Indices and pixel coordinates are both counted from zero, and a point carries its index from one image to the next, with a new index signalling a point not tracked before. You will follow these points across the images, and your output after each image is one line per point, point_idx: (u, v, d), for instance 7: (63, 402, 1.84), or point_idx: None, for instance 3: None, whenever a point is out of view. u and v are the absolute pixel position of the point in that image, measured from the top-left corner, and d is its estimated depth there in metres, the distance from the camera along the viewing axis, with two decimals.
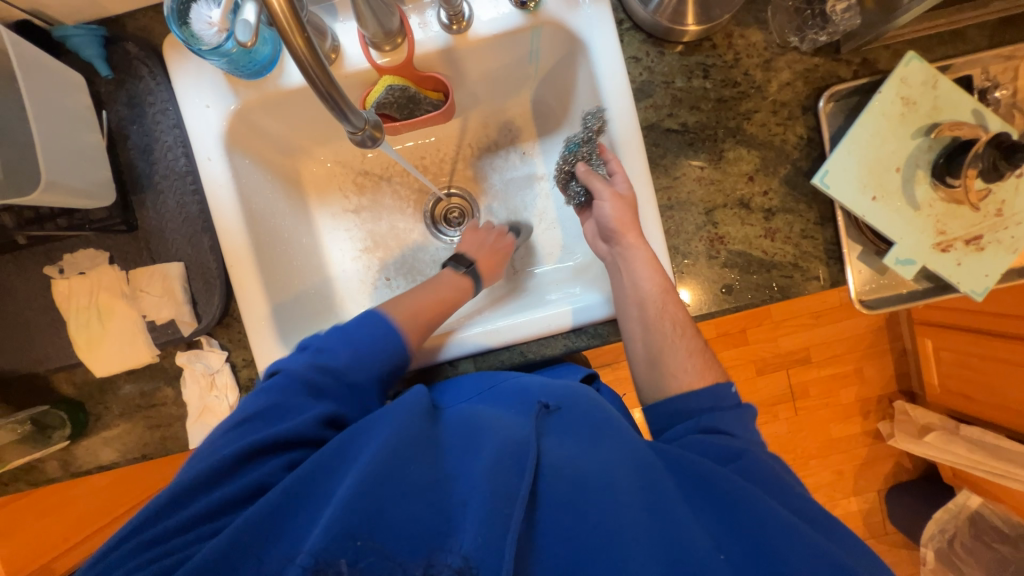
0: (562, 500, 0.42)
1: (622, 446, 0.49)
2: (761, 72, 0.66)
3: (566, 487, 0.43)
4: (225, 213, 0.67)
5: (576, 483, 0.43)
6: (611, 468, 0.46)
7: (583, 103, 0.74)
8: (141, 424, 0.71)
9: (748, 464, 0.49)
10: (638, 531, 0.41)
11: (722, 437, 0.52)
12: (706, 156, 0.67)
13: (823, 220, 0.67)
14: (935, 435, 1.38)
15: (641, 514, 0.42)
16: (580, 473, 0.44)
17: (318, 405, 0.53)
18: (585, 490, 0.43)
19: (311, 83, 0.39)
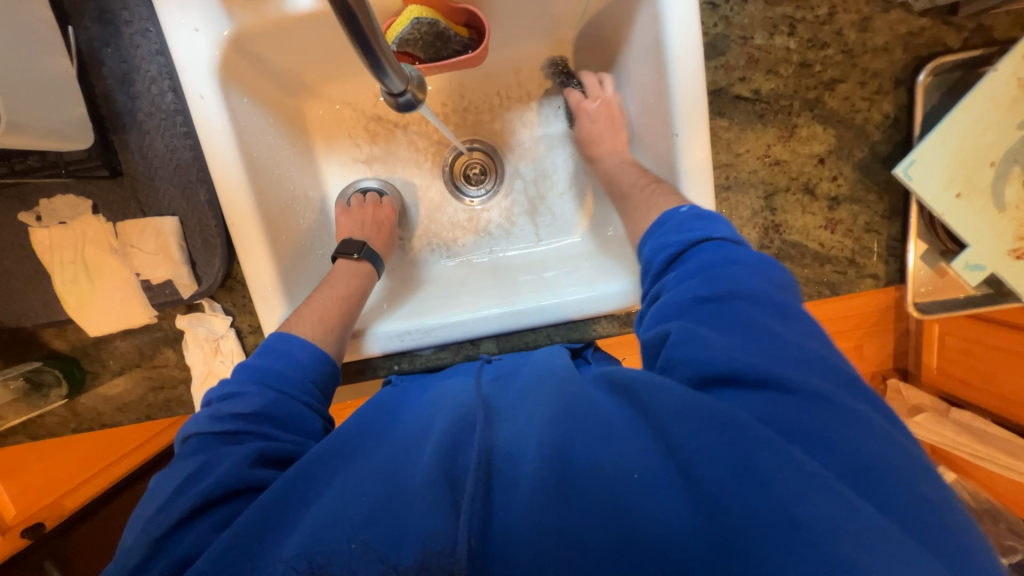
0: (506, 468, 0.39)
1: (557, 391, 0.45)
2: (856, 33, 0.56)
3: (506, 454, 0.40)
4: (223, 162, 0.58)
5: (513, 446, 0.40)
6: (545, 420, 0.41)
7: (638, 54, 0.63)
8: (141, 385, 0.67)
9: (711, 355, 0.42)
10: (591, 478, 0.37)
11: (732, 324, 0.43)
12: (775, 132, 0.59)
13: (891, 214, 0.61)
14: (926, 415, 1.18)
15: (586, 457, 0.38)
16: (516, 436, 0.41)
17: (275, 412, 0.49)
18: (529, 451, 0.39)
19: (348, 35, 0.32)
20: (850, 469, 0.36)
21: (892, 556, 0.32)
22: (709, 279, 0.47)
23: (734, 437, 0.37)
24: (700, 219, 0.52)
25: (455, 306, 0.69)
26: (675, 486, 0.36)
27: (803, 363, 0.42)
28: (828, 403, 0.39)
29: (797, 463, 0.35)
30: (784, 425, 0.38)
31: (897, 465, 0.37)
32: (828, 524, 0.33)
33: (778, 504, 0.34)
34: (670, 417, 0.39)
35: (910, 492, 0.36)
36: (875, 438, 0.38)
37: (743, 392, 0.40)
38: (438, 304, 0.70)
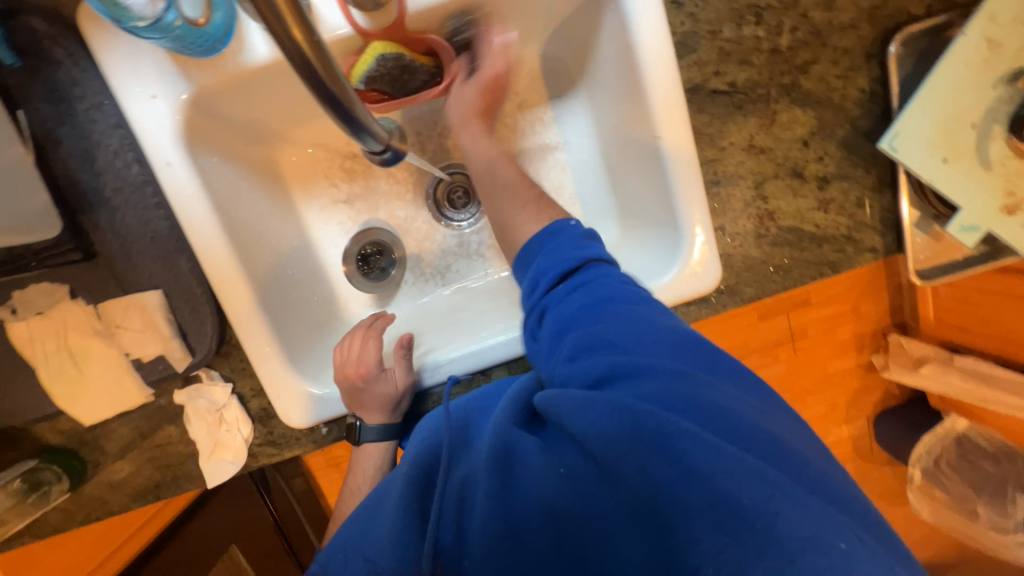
0: (467, 499, 0.42)
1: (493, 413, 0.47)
2: (822, 13, 0.56)
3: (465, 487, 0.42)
4: (200, 229, 0.56)
5: (462, 480, 0.43)
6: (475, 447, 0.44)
7: (608, 60, 0.63)
8: (147, 466, 0.64)
9: (589, 362, 0.42)
10: (523, 491, 0.39)
11: (615, 320, 0.43)
12: (756, 120, 0.58)
13: (881, 186, 0.61)
14: (930, 367, 1.17)
15: (522, 468, 0.40)
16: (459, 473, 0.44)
17: None
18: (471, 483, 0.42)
19: (328, 108, 0.33)
20: (734, 429, 0.37)
21: (775, 494, 0.34)
22: (586, 291, 0.46)
23: (626, 422, 0.37)
24: (587, 242, 0.51)
25: (459, 336, 0.68)
26: (589, 480, 0.38)
27: (679, 345, 0.42)
28: (703, 378, 0.40)
29: (688, 432, 0.36)
30: (673, 400, 0.38)
31: (767, 416, 0.39)
32: (726, 480, 0.34)
33: (675, 472, 0.35)
34: (573, 418, 0.39)
35: (782, 439, 0.38)
36: (751, 400, 0.40)
37: (627, 377, 0.40)
38: (441, 336, 0.70)
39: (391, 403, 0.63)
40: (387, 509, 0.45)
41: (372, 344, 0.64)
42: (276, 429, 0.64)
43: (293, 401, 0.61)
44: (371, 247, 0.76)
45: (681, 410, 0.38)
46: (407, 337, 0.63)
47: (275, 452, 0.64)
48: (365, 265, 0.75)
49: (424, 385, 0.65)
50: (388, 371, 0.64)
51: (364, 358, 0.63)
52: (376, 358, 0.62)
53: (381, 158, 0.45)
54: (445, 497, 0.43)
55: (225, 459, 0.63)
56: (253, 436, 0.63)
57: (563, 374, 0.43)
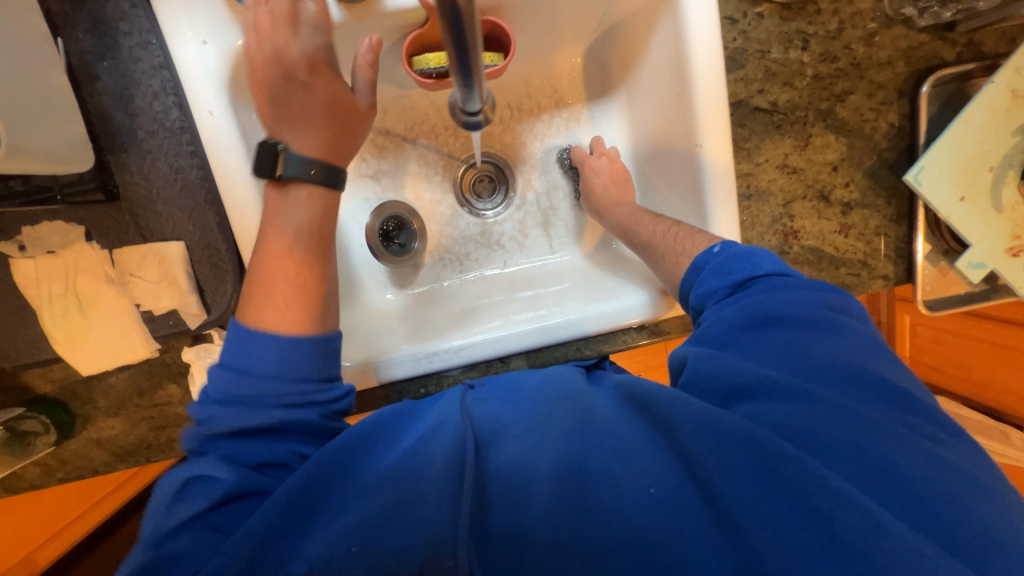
0: (522, 494, 0.41)
1: (560, 405, 0.46)
2: (864, 46, 0.59)
3: (511, 481, 0.41)
4: (234, 184, 0.54)
5: (524, 465, 0.42)
6: (551, 446, 0.43)
7: (655, 67, 0.64)
8: (141, 425, 0.61)
9: (729, 372, 0.45)
10: (603, 499, 0.40)
11: (780, 330, 0.47)
12: (792, 141, 0.61)
13: (899, 217, 0.64)
14: None
15: (602, 475, 0.41)
16: (519, 456, 0.42)
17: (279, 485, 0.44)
18: (535, 470, 0.41)
19: (452, 48, 0.34)
20: (873, 477, 0.38)
21: (891, 543, 0.35)
22: (740, 309, 0.49)
23: (749, 451, 0.40)
24: (736, 260, 0.53)
25: (479, 321, 0.67)
26: (690, 498, 0.40)
27: (838, 380, 0.43)
28: (877, 428, 0.40)
29: (824, 480, 0.38)
30: (817, 442, 0.40)
31: (937, 474, 0.39)
32: (844, 528, 0.36)
33: (795, 503, 0.37)
34: (687, 435, 0.42)
35: (936, 497, 0.38)
36: (924, 459, 0.39)
37: (763, 405, 0.43)
38: (459, 320, 0.68)
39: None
40: (427, 477, 0.40)
41: None
42: None
43: None
44: (392, 223, 0.75)
45: (824, 459, 0.39)
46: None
47: None
48: (386, 241, 0.74)
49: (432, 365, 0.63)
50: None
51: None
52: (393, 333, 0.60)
53: (467, 120, 0.47)
54: (495, 475, 0.41)
55: None
56: None
57: (698, 380, 0.46)
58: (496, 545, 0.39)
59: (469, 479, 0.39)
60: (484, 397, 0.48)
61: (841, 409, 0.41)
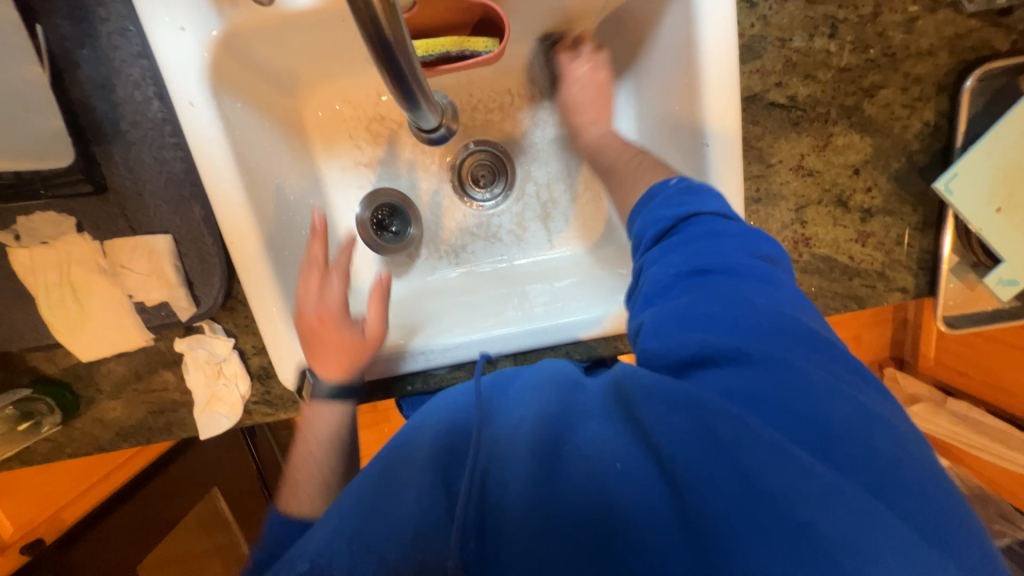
0: (496, 475, 0.37)
1: (546, 389, 0.43)
2: (901, 34, 0.53)
3: (495, 464, 0.37)
4: (218, 177, 0.53)
5: (507, 450, 0.38)
6: (530, 416, 0.40)
7: (664, 54, 0.59)
8: (141, 408, 0.64)
9: (683, 338, 0.40)
10: (573, 479, 0.35)
11: (727, 280, 0.42)
12: (811, 141, 0.56)
13: (925, 226, 0.58)
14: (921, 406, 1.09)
15: (575, 455, 0.37)
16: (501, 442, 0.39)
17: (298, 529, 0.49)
18: (502, 447, 0.38)
19: (392, 77, 0.37)
20: (832, 447, 0.34)
21: (857, 523, 0.31)
22: (670, 264, 0.44)
23: (695, 415, 0.35)
24: (690, 192, 0.48)
25: (468, 318, 0.66)
26: (649, 474, 0.35)
27: (775, 331, 0.39)
28: (810, 384, 0.36)
29: (761, 437, 0.33)
30: (760, 401, 0.36)
31: (874, 431, 0.35)
32: (803, 502, 0.31)
33: (750, 486, 0.32)
34: (647, 403, 0.37)
35: (871, 453, 0.34)
36: (883, 430, 0.35)
37: (716, 371, 0.38)
38: (449, 316, 0.67)
39: (350, 354, 0.59)
40: (412, 471, 0.38)
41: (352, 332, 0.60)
42: (275, 389, 0.63)
43: (295, 365, 0.60)
44: (383, 211, 0.74)
45: (758, 413, 0.35)
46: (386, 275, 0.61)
47: (270, 411, 0.64)
48: (379, 230, 0.74)
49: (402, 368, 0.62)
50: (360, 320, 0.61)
51: (328, 295, 0.60)
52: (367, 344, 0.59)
53: (434, 136, 0.55)
54: (485, 466, 0.37)
55: (220, 413, 0.62)
56: (250, 394, 0.63)
57: (651, 356, 0.42)
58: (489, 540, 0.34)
59: (466, 474, 0.37)
60: (498, 385, 0.46)
61: (807, 373, 0.37)
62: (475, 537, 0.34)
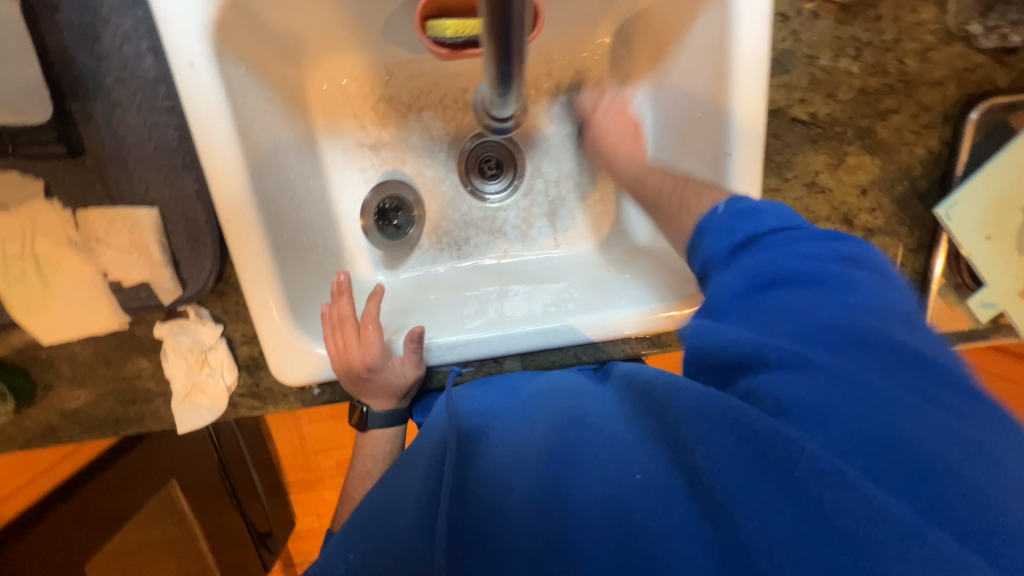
0: (502, 479, 0.40)
1: (552, 400, 0.45)
2: (917, 62, 0.55)
3: (498, 467, 0.41)
4: (217, 149, 0.49)
5: (513, 458, 0.41)
6: (538, 427, 0.42)
7: (689, 60, 0.59)
8: (108, 398, 0.58)
9: (732, 341, 0.38)
10: (586, 487, 0.37)
11: (797, 293, 0.40)
12: (826, 159, 0.57)
13: (918, 248, 0.60)
14: None
15: (585, 463, 0.39)
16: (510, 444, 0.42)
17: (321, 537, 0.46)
18: (527, 460, 0.40)
19: (493, 64, 0.36)
20: (904, 468, 0.32)
21: (914, 547, 0.30)
22: (744, 270, 0.42)
23: (739, 430, 0.34)
24: (740, 216, 0.45)
25: (472, 316, 0.64)
26: (675, 487, 0.36)
27: (846, 345, 0.36)
28: (887, 401, 0.33)
29: (821, 458, 0.32)
30: (820, 415, 0.34)
31: (957, 453, 0.32)
32: (857, 526, 0.30)
33: (800, 508, 0.32)
34: (685, 418, 0.37)
35: (958, 483, 0.31)
36: (973, 454, 0.33)
37: (775, 378, 0.36)
38: (453, 313, 0.64)
39: (397, 391, 0.60)
40: (420, 468, 0.42)
41: (369, 331, 0.58)
42: (263, 382, 0.58)
43: (289, 356, 0.56)
44: (390, 202, 0.70)
45: (816, 434, 0.33)
46: (418, 330, 0.57)
47: (257, 405, 0.59)
48: (381, 220, 0.70)
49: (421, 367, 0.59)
50: (394, 358, 0.59)
51: (367, 348, 0.57)
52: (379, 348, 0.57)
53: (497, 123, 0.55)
54: (483, 474, 0.41)
55: (201, 405, 0.57)
56: (236, 386, 0.58)
57: (703, 357, 0.40)
58: (472, 537, 0.38)
59: (449, 477, 0.40)
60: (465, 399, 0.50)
61: (882, 388, 0.34)
62: (459, 533, 0.39)
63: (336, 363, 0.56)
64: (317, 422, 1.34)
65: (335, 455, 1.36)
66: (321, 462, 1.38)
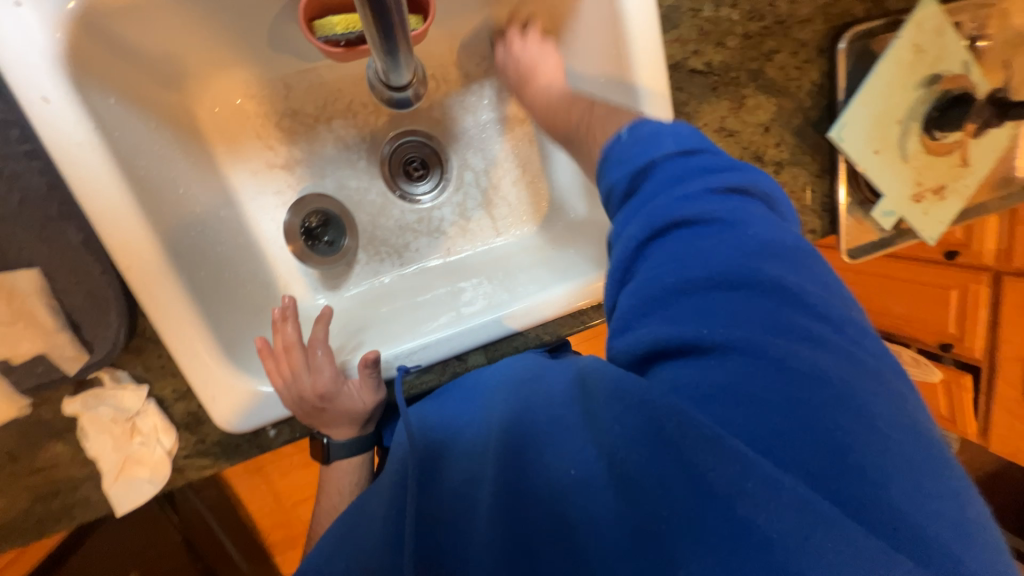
0: (461, 496, 0.39)
1: (500, 399, 0.44)
2: (786, 3, 0.59)
3: (459, 482, 0.40)
4: (98, 188, 0.44)
5: (467, 476, 0.40)
6: (492, 429, 0.41)
7: (584, 32, 0.61)
8: (24, 497, 0.50)
9: (636, 329, 0.37)
10: (537, 486, 0.36)
11: (703, 238, 0.36)
12: (727, 103, 0.60)
13: (823, 172, 0.65)
14: None
15: (531, 461, 0.37)
16: (467, 461, 0.41)
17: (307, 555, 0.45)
18: (477, 477, 0.39)
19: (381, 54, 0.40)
20: (772, 436, 0.30)
21: (791, 514, 0.28)
22: (643, 234, 0.38)
23: (642, 413, 0.33)
24: (638, 143, 0.41)
25: (425, 320, 0.61)
26: (603, 474, 0.34)
27: (739, 293, 0.34)
28: (777, 363, 0.32)
29: (702, 428, 0.31)
30: (705, 395, 0.33)
31: (846, 412, 0.31)
32: (735, 494, 0.29)
33: (681, 475, 0.31)
34: (604, 400, 0.36)
35: (837, 445, 0.30)
36: (878, 421, 0.31)
37: (666, 370, 0.35)
38: (405, 322, 0.62)
39: (358, 416, 0.56)
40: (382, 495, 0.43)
41: (322, 354, 0.55)
42: (209, 437, 0.53)
43: (231, 402, 0.51)
44: (315, 219, 0.66)
45: (704, 407, 0.32)
46: (372, 355, 0.53)
47: (207, 464, 0.53)
48: (310, 240, 0.66)
49: (381, 384, 0.56)
50: (351, 382, 0.55)
51: (319, 373, 0.53)
52: (333, 371, 0.54)
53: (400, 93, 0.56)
54: (442, 493, 0.40)
55: (140, 478, 0.51)
56: (177, 447, 0.52)
57: (615, 351, 0.39)
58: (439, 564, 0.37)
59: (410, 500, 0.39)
60: (428, 411, 0.50)
61: (761, 343, 0.32)
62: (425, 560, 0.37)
63: (286, 398, 0.52)
64: (288, 473, 1.18)
65: (314, 503, 1.21)
66: (300, 514, 1.22)
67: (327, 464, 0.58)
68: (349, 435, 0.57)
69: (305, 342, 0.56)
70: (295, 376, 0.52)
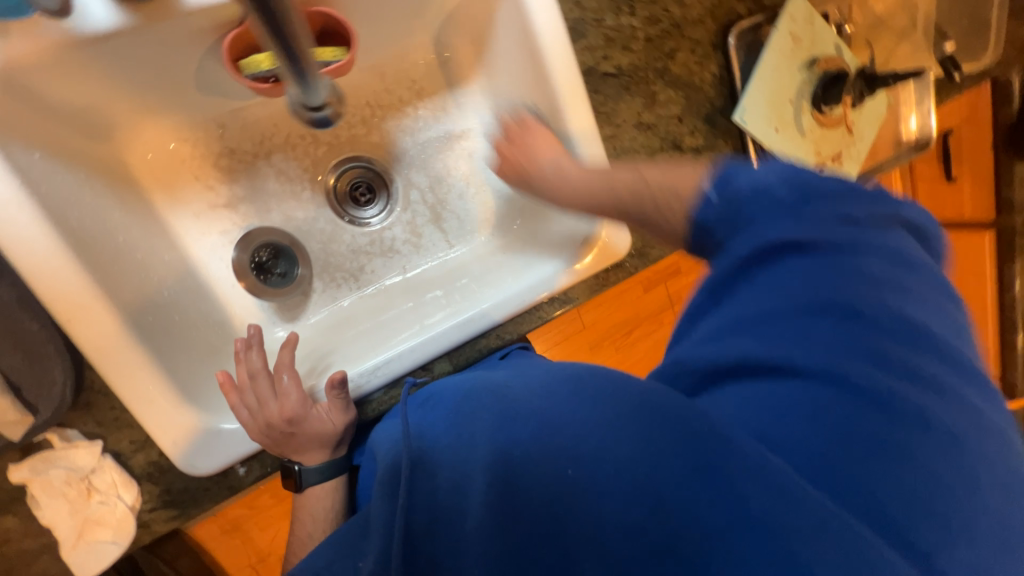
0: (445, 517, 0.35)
1: (490, 402, 0.39)
2: (677, 9, 0.67)
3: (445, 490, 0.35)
4: (29, 242, 0.43)
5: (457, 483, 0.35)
6: (491, 443, 0.36)
7: (506, 49, 0.65)
8: None
9: (719, 349, 0.39)
10: (530, 499, 0.34)
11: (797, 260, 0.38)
12: (641, 100, 0.66)
13: (737, 152, 0.72)
14: None
15: (524, 479, 0.34)
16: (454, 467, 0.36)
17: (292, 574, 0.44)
18: (468, 492, 0.35)
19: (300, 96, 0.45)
20: (868, 465, 0.32)
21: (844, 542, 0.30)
22: (747, 243, 0.40)
23: (691, 435, 0.34)
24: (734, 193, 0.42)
25: (388, 338, 0.62)
26: (627, 496, 0.33)
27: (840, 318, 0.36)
28: (883, 401, 0.34)
29: (785, 474, 0.32)
30: (801, 420, 0.34)
31: (915, 432, 0.34)
32: (799, 528, 0.30)
33: (727, 505, 0.32)
34: (634, 419, 0.35)
35: (925, 474, 0.33)
36: (944, 454, 0.34)
37: (758, 387, 0.37)
38: (369, 341, 0.63)
39: (328, 438, 0.56)
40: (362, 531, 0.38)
41: (287, 380, 0.55)
42: (173, 487, 0.51)
43: (193, 444, 0.50)
44: (265, 253, 0.66)
45: (781, 442, 0.34)
46: (338, 376, 0.53)
47: (175, 514, 0.51)
48: (262, 274, 0.66)
49: (349, 402, 0.56)
50: (319, 405, 0.55)
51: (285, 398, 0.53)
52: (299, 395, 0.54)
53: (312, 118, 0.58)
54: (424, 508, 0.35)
55: (103, 540, 0.49)
56: (141, 502, 0.50)
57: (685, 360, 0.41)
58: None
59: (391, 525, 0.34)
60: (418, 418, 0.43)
61: (858, 377, 0.34)
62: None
63: (252, 429, 0.52)
64: (271, 526, 1.08)
65: None
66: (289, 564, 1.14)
67: (297, 491, 0.57)
68: (319, 459, 0.57)
69: (269, 368, 0.56)
70: (261, 405, 0.52)
